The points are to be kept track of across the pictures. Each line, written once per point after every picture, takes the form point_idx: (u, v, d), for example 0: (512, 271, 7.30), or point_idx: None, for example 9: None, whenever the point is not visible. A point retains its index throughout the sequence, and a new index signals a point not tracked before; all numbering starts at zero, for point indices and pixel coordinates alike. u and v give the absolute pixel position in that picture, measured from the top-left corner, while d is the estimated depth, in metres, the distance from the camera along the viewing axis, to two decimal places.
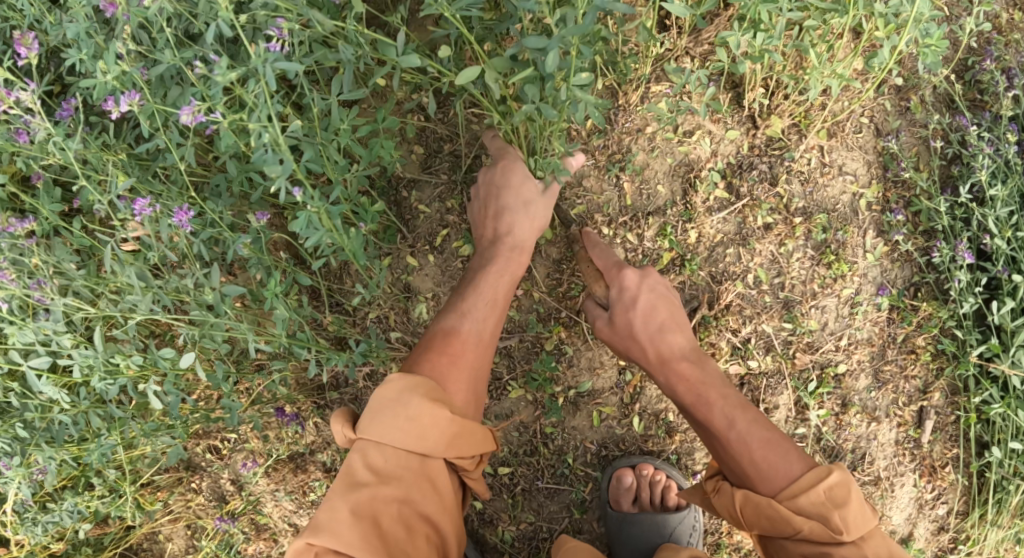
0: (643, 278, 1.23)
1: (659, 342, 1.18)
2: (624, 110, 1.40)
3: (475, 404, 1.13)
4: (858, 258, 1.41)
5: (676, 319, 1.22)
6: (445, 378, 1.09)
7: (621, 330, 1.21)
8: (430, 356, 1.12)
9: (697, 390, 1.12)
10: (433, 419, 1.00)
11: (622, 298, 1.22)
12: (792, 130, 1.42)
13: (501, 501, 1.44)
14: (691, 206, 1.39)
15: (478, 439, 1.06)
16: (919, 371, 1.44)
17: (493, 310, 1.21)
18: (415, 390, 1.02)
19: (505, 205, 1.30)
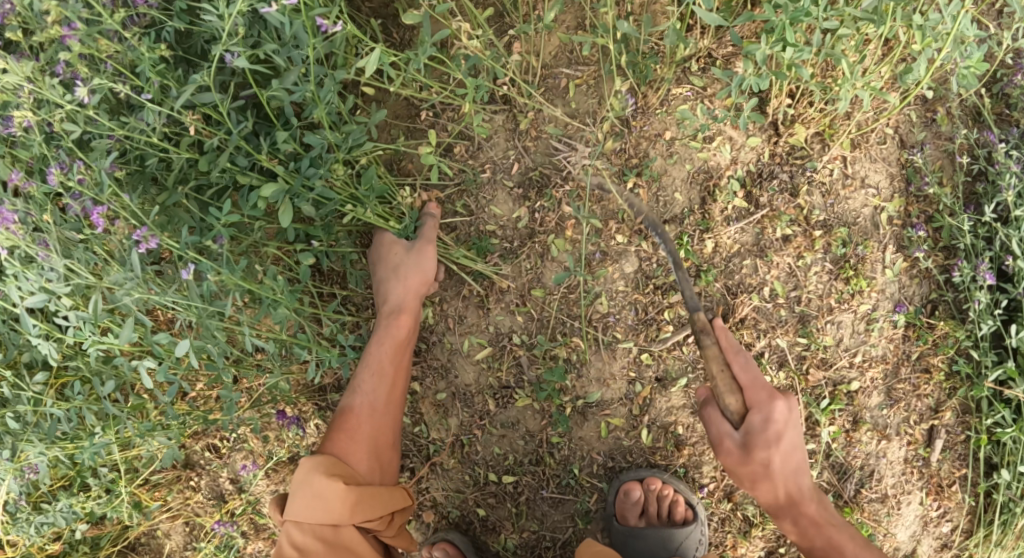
0: (789, 407, 1.12)
1: (792, 483, 1.13)
2: (642, 112, 1.35)
3: (379, 473, 1.22)
4: (876, 273, 1.38)
5: (805, 456, 1.15)
6: (347, 455, 1.20)
7: (757, 466, 1.11)
8: (329, 442, 1.21)
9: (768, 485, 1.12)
10: (332, 496, 1.12)
11: (766, 429, 1.11)
12: (815, 139, 1.37)
13: (505, 509, 1.42)
14: (710, 215, 1.35)
15: (383, 499, 1.18)
16: (932, 390, 1.42)
17: (381, 374, 1.25)
18: (315, 469, 1.15)
19: (383, 277, 1.28)
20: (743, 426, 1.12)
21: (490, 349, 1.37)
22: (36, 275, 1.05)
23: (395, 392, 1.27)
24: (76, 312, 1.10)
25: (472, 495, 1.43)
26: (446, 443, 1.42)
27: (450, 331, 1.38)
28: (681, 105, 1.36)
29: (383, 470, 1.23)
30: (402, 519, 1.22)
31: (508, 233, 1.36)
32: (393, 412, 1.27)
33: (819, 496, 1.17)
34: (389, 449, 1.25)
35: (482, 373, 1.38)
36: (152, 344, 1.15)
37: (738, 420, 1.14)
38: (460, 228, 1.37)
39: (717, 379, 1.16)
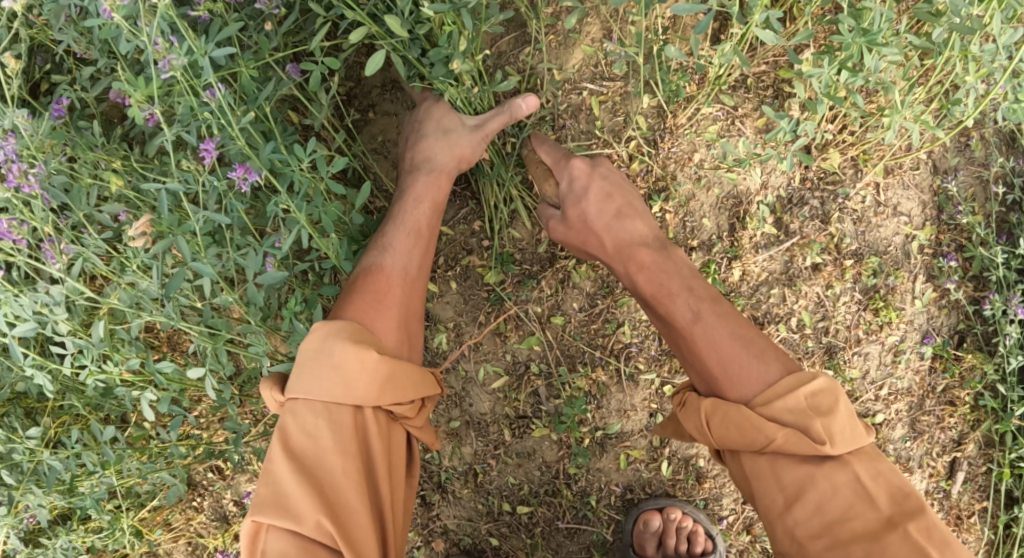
0: (587, 165, 1.15)
1: (611, 229, 1.11)
2: (670, 132, 1.29)
3: (406, 345, 1.04)
4: (906, 304, 1.34)
5: (633, 205, 1.14)
6: (371, 322, 1.00)
7: (576, 223, 1.14)
8: (353, 303, 1.01)
9: (658, 279, 1.05)
10: (368, 367, 0.92)
11: (573, 188, 1.14)
12: (848, 164, 1.32)
13: (518, 539, 1.38)
14: (738, 242, 1.30)
15: (417, 380, 1.00)
16: (956, 422, 1.39)
17: (415, 242, 1.12)
18: (338, 335, 0.94)
19: (427, 132, 1.18)
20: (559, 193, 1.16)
21: (507, 378, 1.31)
22: (33, 301, 0.96)
23: (424, 262, 1.14)
24: (77, 340, 1.02)
25: (485, 525, 1.38)
26: (458, 472, 1.37)
27: (465, 358, 1.32)
28: (711, 126, 1.30)
29: (409, 341, 1.06)
30: (431, 407, 1.05)
31: (528, 256, 1.30)
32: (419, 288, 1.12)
33: (666, 248, 1.10)
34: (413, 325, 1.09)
35: (498, 402, 1.33)
36: (154, 373, 1.06)
37: (556, 199, 1.18)
38: (477, 251, 1.31)
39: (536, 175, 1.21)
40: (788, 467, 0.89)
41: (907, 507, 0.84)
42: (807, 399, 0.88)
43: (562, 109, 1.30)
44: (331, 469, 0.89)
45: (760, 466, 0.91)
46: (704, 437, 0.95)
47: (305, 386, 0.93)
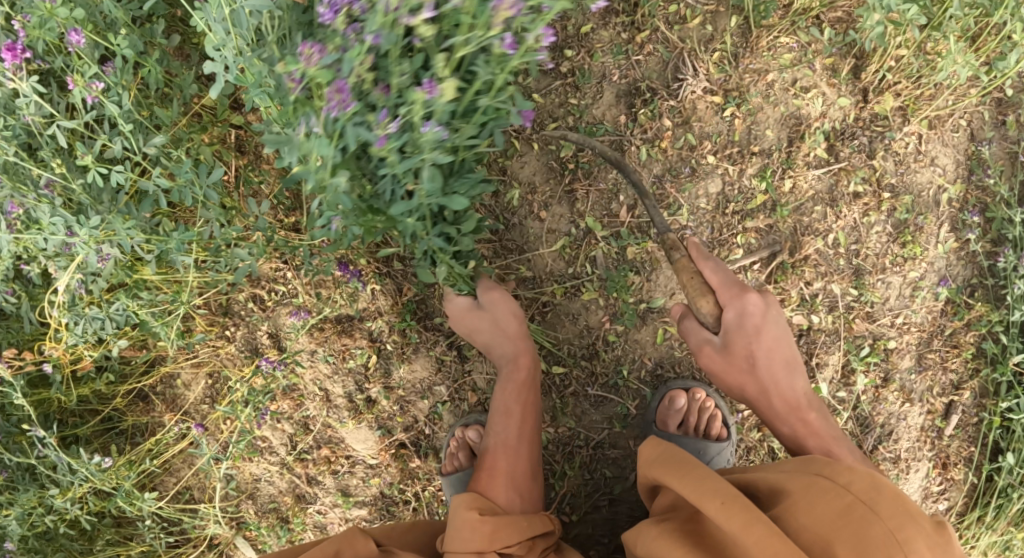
0: (762, 305, 1.16)
1: (778, 383, 1.19)
2: (751, 49, 1.45)
3: (519, 503, 1.25)
4: (929, 245, 1.47)
5: (795, 357, 1.21)
6: (488, 489, 1.24)
7: (742, 361, 1.19)
8: (474, 483, 1.27)
9: (823, 442, 1.18)
10: (475, 528, 1.15)
11: (743, 323, 1.16)
12: (897, 112, 1.47)
13: (547, 402, 1.46)
14: (794, 157, 1.44)
15: (525, 525, 1.19)
16: (956, 367, 1.50)
17: (508, 419, 1.33)
18: (461, 505, 1.18)
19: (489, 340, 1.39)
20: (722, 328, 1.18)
21: (567, 242, 1.44)
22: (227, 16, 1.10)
23: (524, 432, 1.34)
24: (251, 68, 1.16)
25: (518, 382, 1.47)
26: (503, 326, 1.47)
27: (532, 217, 1.46)
28: (787, 53, 1.46)
29: (525, 499, 1.26)
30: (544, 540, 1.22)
31: (609, 133, 1.44)
32: (527, 457, 1.32)
33: (821, 406, 1.23)
34: (529, 488, 1.30)
35: (556, 261, 1.45)
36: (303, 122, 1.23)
37: (715, 326, 1.19)
38: (562, 120, 1.46)
39: (690, 287, 1.18)
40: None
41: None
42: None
43: (662, 12, 1.46)
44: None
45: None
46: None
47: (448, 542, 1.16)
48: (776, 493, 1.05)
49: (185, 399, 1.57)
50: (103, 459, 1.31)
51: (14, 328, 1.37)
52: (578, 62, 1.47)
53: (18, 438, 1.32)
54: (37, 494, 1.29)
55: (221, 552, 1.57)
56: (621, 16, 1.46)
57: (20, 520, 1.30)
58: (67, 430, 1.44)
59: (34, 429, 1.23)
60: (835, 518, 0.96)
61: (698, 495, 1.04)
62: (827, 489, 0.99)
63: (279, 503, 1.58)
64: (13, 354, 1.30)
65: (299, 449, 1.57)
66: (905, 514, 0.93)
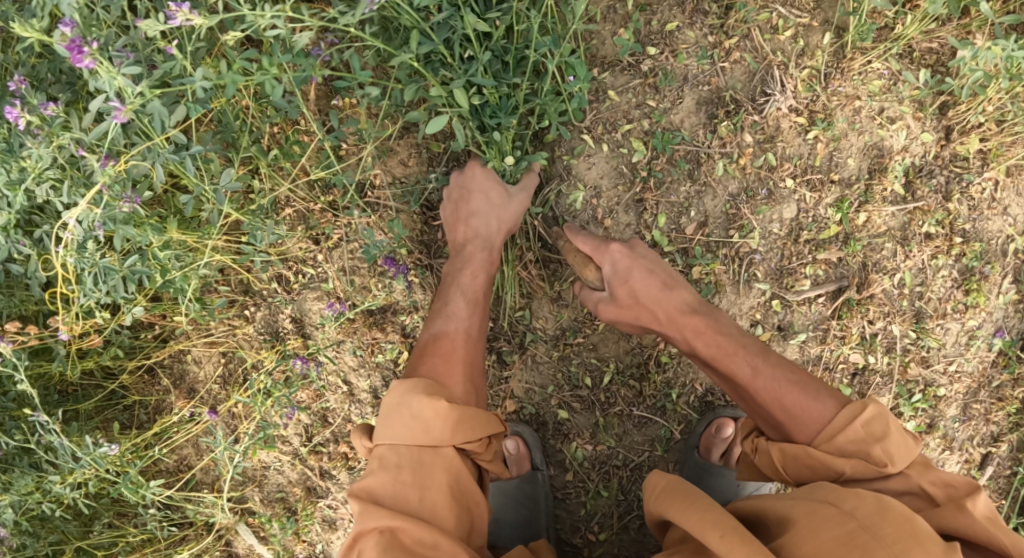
0: (626, 250, 1.22)
1: (660, 301, 1.17)
2: (842, 71, 1.37)
3: (474, 394, 1.15)
4: (992, 295, 1.43)
5: (669, 277, 1.20)
6: (443, 376, 1.12)
7: (626, 301, 1.20)
8: (423, 363, 1.16)
9: (719, 345, 1.13)
10: (433, 416, 1.03)
11: (617, 271, 1.20)
12: (978, 155, 1.40)
13: (587, 417, 1.41)
14: (872, 190, 1.38)
15: (483, 422, 1.08)
16: (999, 419, 1.47)
17: (475, 308, 1.25)
18: (415, 391, 1.06)
19: (478, 212, 1.31)
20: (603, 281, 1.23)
21: None
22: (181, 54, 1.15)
23: (484, 324, 1.25)
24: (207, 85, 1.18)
25: (558, 395, 1.41)
26: (548, 335, 1.40)
27: (595, 223, 1.37)
28: (876, 80, 1.38)
29: (477, 394, 1.16)
30: (498, 443, 1.11)
31: (686, 142, 1.36)
32: (483, 351, 1.23)
33: (713, 312, 1.18)
34: (479, 382, 1.19)
35: None
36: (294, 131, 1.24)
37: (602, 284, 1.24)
38: (636, 123, 1.37)
39: (575, 262, 1.28)
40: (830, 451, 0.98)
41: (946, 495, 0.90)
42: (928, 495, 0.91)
43: (755, 19, 1.37)
44: (424, 499, 1.00)
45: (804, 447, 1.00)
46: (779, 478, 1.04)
47: (390, 433, 1.06)
48: (780, 524, 0.87)
49: (192, 374, 1.55)
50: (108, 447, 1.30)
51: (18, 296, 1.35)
52: (661, 61, 1.37)
53: (16, 415, 1.31)
54: (35, 479, 1.29)
55: (222, 537, 1.55)
56: (710, 17, 1.37)
57: (16, 504, 1.30)
58: (69, 405, 1.42)
59: (37, 414, 1.22)
60: (841, 545, 0.79)
61: (699, 526, 0.87)
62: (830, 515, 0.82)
63: (288, 493, 1.56)
64: (15, 329, 1.26)
65: (314, 441, 1.54)
66: (911, 538, 0.77)
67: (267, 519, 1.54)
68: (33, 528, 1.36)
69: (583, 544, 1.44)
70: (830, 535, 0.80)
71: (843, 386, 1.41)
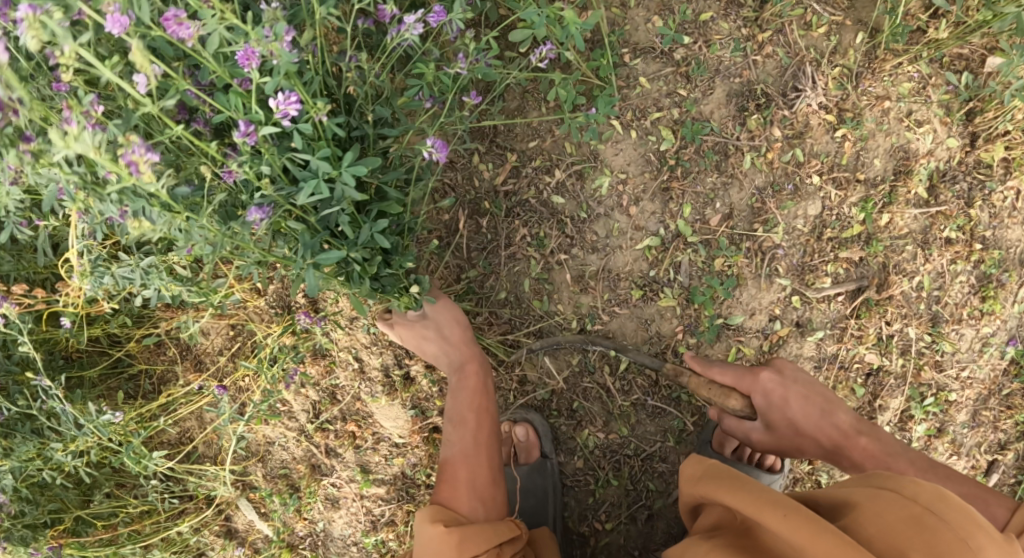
0: (779, 377, 1.16)
1: (788, 401, 1.16)
2: (873, 71, 1.38)
3: (483, 508, 1.15)
4: (1008, 303, 1.43)
5: (806, 386, 1.17)
6: (448, 499, 1.16)
7: (786, 430, 1.17)
8: (434, 497, 1.19)
9: (869, 456, 1.12)
10: (437, 544, 1.07)
11: (770, 401, 1.16)
12: (1001, 164, 1.41)
13: (600, 405, 1.40)
14: (897, 192, 1.38)
15: (490, 531, 1.10)
16: (1006, 427, 1.48)
17: (463, 425, 1.25)
18: (420, 518, 1.12)
19: (435, 348, 1.32)
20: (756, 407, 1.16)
21: (653, 244, 1.35)
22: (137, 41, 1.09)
23: (482, 437, 1.24)
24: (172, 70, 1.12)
25: (573, 382, 1.40)
26: (566, 321, 1.39)
27: (619, 210, 1.36)
28: (906, 82, 1.39)
29: (489, 505, 1.16)
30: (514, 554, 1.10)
31: (715, 133, 1.35)
32: (489, 456, 1.22)
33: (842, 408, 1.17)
34: (494, 493, 1.19)
35: (638, 261, 1.36)
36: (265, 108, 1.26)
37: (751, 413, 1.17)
38: (665, 111, 1.36)
39: (711, 398, 1.19)
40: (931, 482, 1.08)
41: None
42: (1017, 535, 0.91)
43: (790, 15, 1.37)
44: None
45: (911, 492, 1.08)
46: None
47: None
48: (840, 507, 0.90)
49: (199, 346, 1.53)
50: (113, 416, 1.28)
51: (27, 259, 1.34)
52: (694, 51, 1.37)
53: (19, 379, 1.29)
54: (36, 445, 1.27)
55: (222, 512, 1.54)
56: (745, 10, 1.37)
57: (16, 470, 1.28)
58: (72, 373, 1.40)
59: (42, 378, 1.20)
60: (899, 528, 0.81)
61: (757, 507, 0.89)
62: (890, 498, 0.84)
63: (291, 470, 1.55)
64: (23, 292, 1.25)
65: (321, 418, 1.52)
66: (975, 524, 0.78)
67: (270, 494, 1.53)
68: (33, 494, 1.34)
69: (590, 533, 1.43)
70: (888, 519, 0.82)
71: (858, 386, 1.41)
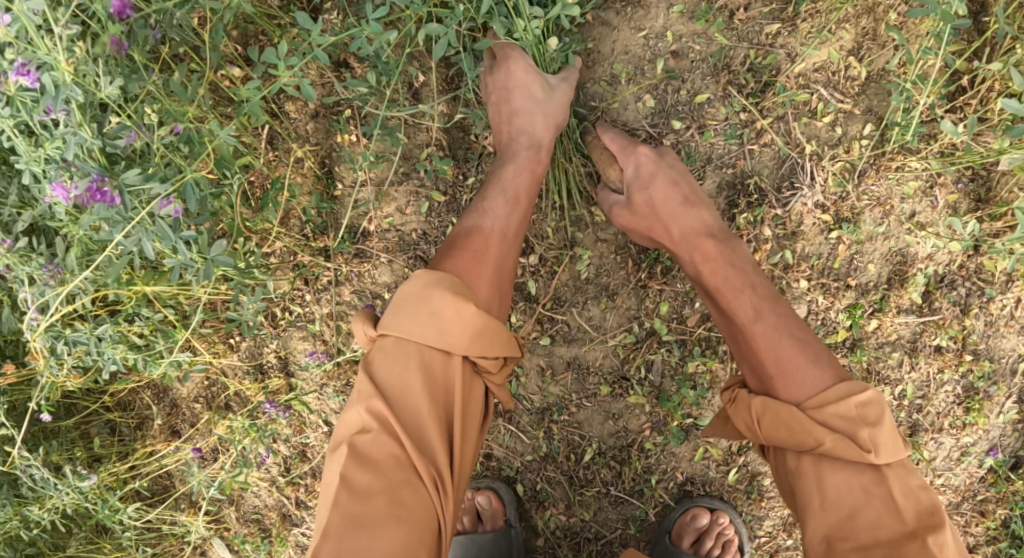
0: (653, 155, 1.20)
1: (677, 217, 1.15)
2: (877, 168, 1.29)
3: (496, 305, 1.09)
4: (991, 414, 1.38)
5: (692, 197, 1.18)
6: (467, 281, 1.05)
7: (643, 209, 1.18)
8: (448, 262, 1.07)
9: (723, 275, 1.10)
10: (451, 319, 0.97)
11: (639, 175, 1.19)
12: (1006, 272, 1.32)
13: (562, 489, 1.39)
14: (889, 297, 1.32)
15: (504, 337, 1.04)
16: (977, 532, 1.42)
17: (514, 205, 1.15)
18: (438, 285, 1.00)
19: (520, 105, 1.19)
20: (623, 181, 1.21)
21: (627, 339, 1.32)
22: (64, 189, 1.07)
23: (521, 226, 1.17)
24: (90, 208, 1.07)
25: (537, 464, 1.39)
26: (534, 407, 1.36)
27: (593, 301, 1.32)
28: (913, 180, 1.29)
29: (500, 305, 1.10)
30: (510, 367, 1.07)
31: None
32: (515, 252, 1.16)
33: (730, 242, 1.15)
34: (505, 287, 1.13)
35: (609, 355, 1.33)
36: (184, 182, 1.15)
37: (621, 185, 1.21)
38: None
39: (600, 158, 1.24)
40: (833, 468, 0.96)
41: (932, 521, 0.90)
42: (915, 511, 0.92)
43: (793, 102, 1.29)
44: (416, 412, 0.95)
45: (804, 465, 0.98)
46: (752, 431, 1.02)
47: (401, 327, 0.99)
48: None
49: (175, 391, 1.53)
50: (88, 480, 1.31)
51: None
52: (685, 138, 1.31)
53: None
54: (12, 509, 1.30)
55: (197, 549, 1.58)
56: (745, 93, 1.29)
57: None
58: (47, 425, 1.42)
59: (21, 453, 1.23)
60: None
61: None
62: None
63: (263, 516, 1.57)
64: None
65: (292, 474, 1.54)
66: None
67: (241, 540, 1.55)
68: (10, 541, 1.38)
69: None
70: None
71: None
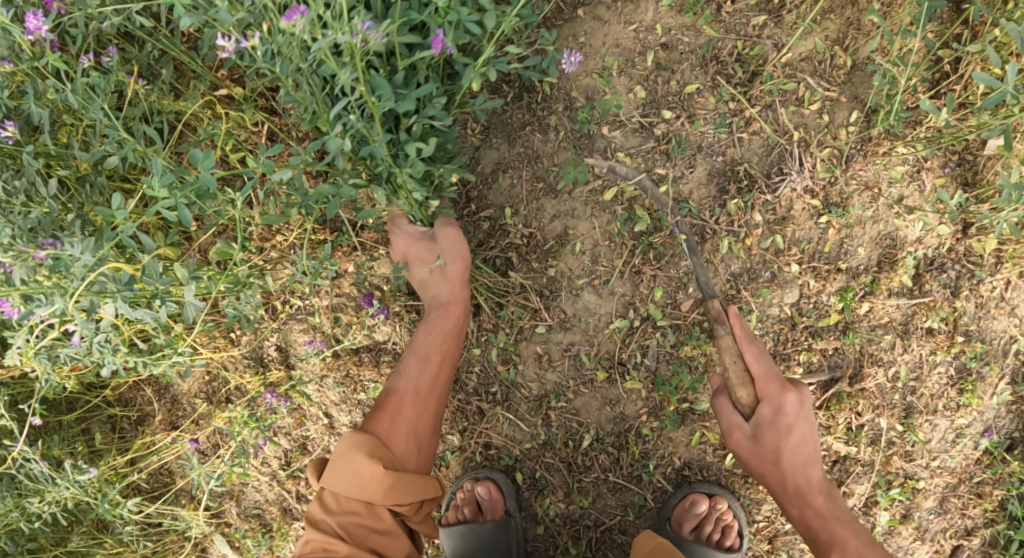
0: (799, 403, 1.15)
1: (794, 448, 1.15)
2: (864, 154, 1.31)
3: (418, 453, 1.21)
4: (985, 395, 1.39)
5: (818, 449, 1.18)
6: (387, 436, 1.21)
7: (768, 453, 1.15)
8: (373, 422, 1.23)
9: (833, 526, 1.15)
10: (365, 478, 1.14)
11: (776, 420, 1.15)
12: (994, 254, 1.34)
13: (561, 476, 1.40)
14: (880, 281, 1.34)
15: (420, 486, 1.18)
16: (975, 515, 1.42)
17: (428, 363, 1.26)
18: (358, 447, 1.17)
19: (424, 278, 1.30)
20: (753, 417, 1.17)
21: (622, 325, 1.35)
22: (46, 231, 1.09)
23: (443, 374, 1.27)
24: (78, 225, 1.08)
25: (536, 452, 1.40)
26: (532, 394, 1.38)
27: (588, 288, 1.35)
28: (900, 165, 1.31)
29: (424, 450, 1.22)
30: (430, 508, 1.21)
31: (693, 217, 1.34)
32: (438, 400, 1.27)
33: (825, 482, 1.18)
34: (430, 437, 1.25)
35: (606, 341, 1.36)
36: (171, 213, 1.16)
37: (750, 413, 1.17)
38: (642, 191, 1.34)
39: (731, 372, 1.19)
40: None
41: None
42: None
43: (780, 91, 1.32)
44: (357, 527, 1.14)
45: None
46: None
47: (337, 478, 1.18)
48: None
49: (175, 387, 1.55)
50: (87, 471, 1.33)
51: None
52: (675, 127, 1.33)
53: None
54: (13, 500, 1.32)
55: (198, 546, 1.59)
56: (733, 83, 1.32)
57: None
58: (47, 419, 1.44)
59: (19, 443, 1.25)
60: None
61: None
62: None
63: (264, 510, 1.58)
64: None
65: (293, 467, 1.55)
66: None
67: (242, 534, 1.56)
68: (11, 535, 1.40)
69: None
70: None
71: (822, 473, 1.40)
